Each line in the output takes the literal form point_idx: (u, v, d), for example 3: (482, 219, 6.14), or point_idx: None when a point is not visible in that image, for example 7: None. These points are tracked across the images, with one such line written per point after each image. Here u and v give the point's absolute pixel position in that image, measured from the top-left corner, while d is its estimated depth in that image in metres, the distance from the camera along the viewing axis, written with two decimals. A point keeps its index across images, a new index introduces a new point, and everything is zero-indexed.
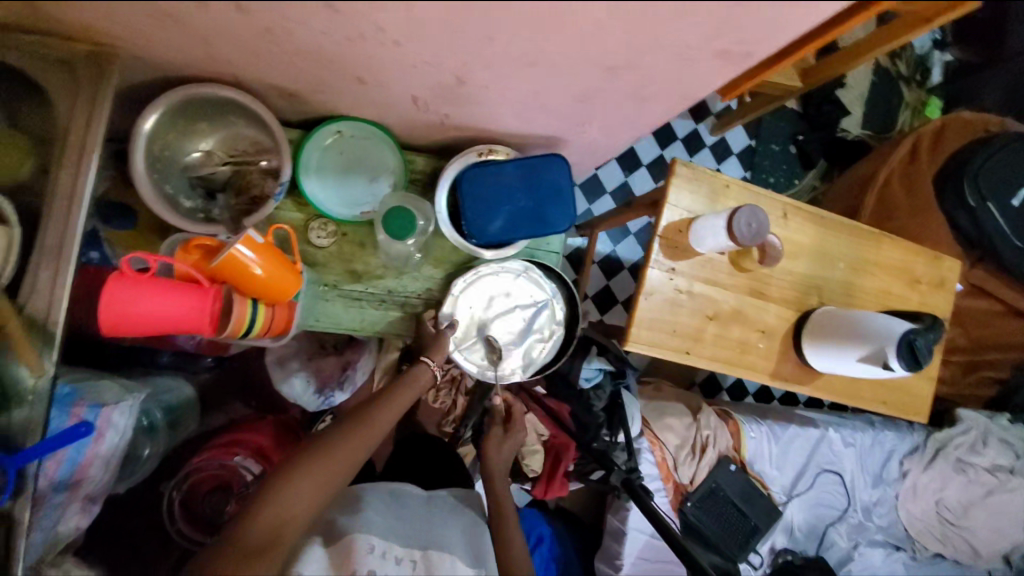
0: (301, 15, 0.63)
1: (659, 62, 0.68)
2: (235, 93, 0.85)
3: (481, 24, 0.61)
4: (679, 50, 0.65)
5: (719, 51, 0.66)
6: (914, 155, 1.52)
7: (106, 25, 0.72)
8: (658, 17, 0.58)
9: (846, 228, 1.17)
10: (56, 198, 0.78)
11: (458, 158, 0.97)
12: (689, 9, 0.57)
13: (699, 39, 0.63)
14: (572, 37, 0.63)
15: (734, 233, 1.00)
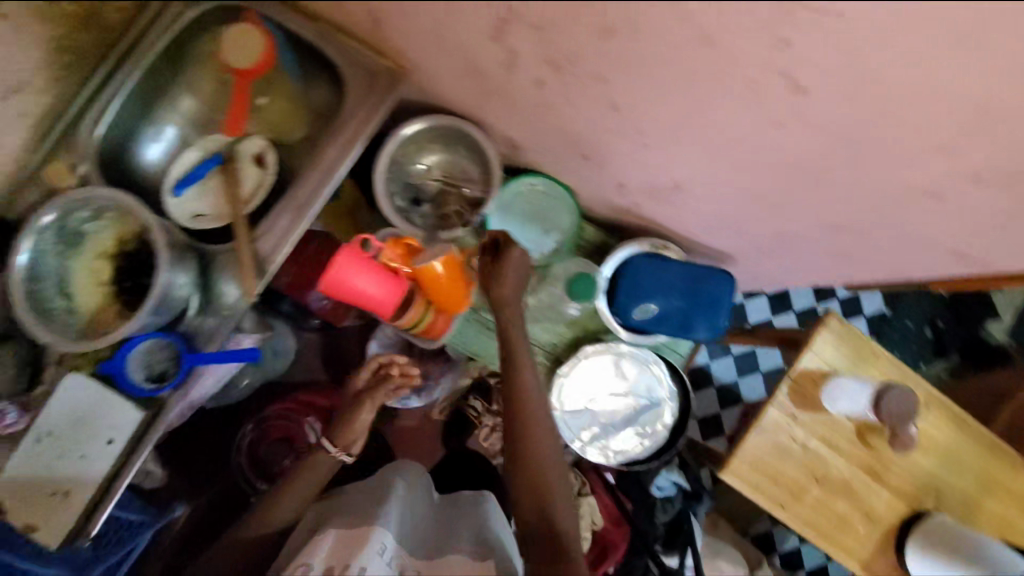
0: (585, 100, 0.75)
1: None
2: (473, 129, 1.01)
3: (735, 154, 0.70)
4: None
5: None
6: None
7: (419, 55, 0.89)
8: None
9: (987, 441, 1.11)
10: (317, 167, 0.95)
11: (633, 243, 1.03)
12: None
13: None
14: None
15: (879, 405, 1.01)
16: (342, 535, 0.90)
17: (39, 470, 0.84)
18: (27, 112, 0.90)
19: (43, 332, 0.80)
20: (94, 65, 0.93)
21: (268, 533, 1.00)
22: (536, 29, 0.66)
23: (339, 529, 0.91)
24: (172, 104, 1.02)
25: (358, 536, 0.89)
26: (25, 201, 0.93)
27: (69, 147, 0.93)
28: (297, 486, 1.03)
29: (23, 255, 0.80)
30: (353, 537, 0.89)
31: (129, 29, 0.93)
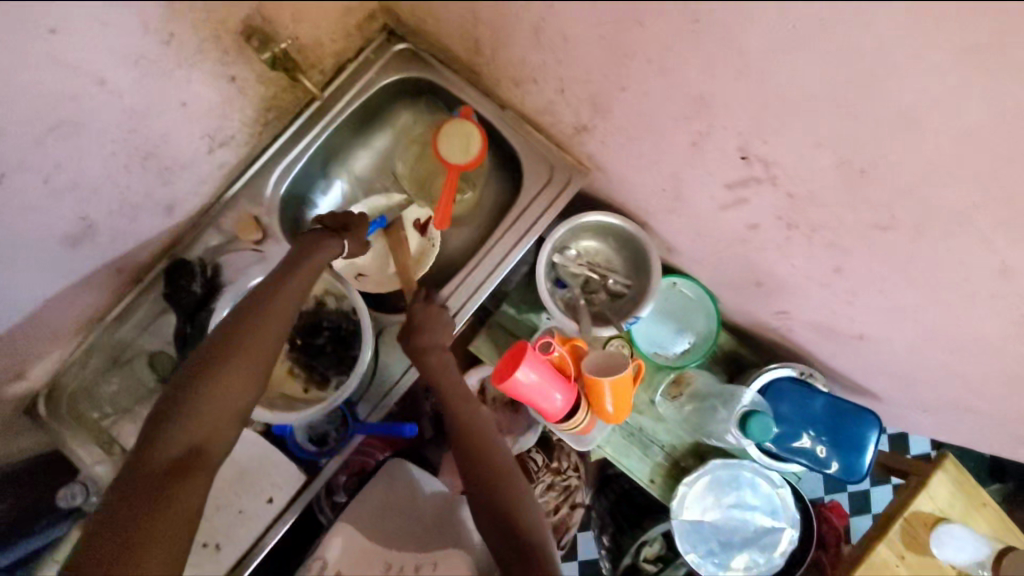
0: (798, 253, 0.76)
1: None
2: (635, 230, 1.02)
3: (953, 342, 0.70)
4: None
5: None
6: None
7: (613, 163, 0.90)
8: None
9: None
10: (490, 255, 0.98)
11: (775, 367, 1.05)
12: None
13: None
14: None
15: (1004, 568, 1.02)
16: (364, 548, 0.87)
17: None
18: (224, 163, 0.91)
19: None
20: (290, 120, 0.96)
21: (192, 445, 0.67)
22: (791, 199, 0.67)
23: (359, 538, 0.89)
24: (344, 163, 1.05)
25: (369, 553, 0.86)
26: (202, 246, 0.94)
27: (254, 199, 0.95)
28: (240, 361, 0.71)
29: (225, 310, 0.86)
30: (366, 555, 0.86)
31: (327, 93, 0.96)
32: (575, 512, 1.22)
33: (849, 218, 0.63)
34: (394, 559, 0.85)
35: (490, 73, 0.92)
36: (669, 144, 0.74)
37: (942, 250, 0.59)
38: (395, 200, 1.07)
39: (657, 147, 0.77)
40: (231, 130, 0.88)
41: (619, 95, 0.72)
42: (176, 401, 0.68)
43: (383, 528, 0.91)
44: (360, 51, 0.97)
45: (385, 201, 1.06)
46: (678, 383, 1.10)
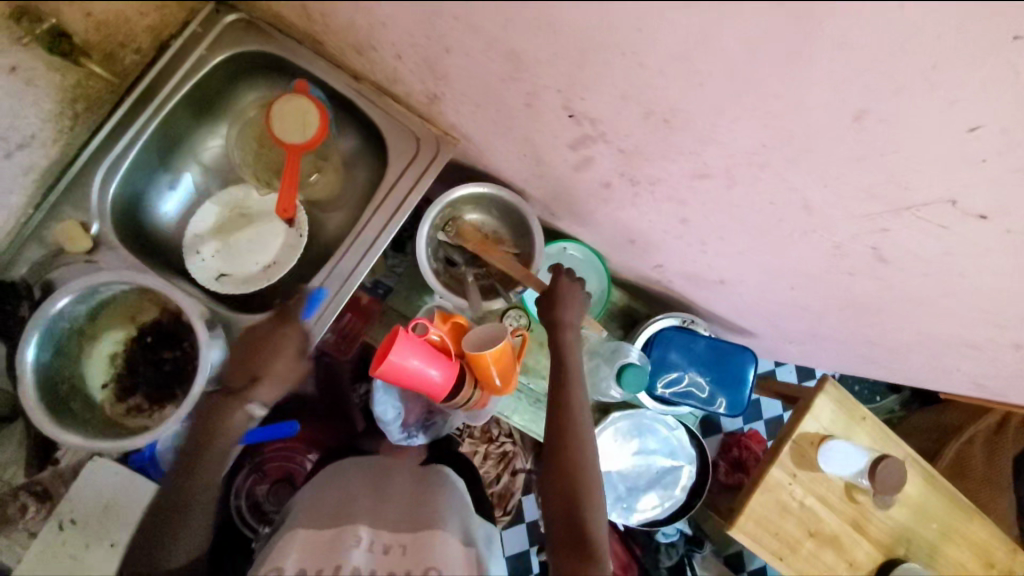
0: (650, 207, 0.76)
1: (907, 346, 0.79)
2: (511, 197, 1.00)
3: (792, 278, 0.74)
4: (932, 345, 0.77)
5: (966, 356, 0.76)
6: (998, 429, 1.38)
7: (471, 129, 0.87)
8: (942, 328, 0.70)
9: (944, 490, 1.25)
10: (359, 237, 0.94)
11: (663, 316, 1.08)
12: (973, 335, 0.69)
13: (958, 347, 0.75)
14: (856, 312, 0.74)
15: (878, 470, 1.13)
16: (311, 543, 0.75)
17: (62, 561, 0.80)
18: (31, 166, 0.81)
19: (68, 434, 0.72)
20: (109, 109, 0.86)
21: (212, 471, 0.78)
22: (624, 154, 0.66)
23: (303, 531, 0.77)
24: (192, 153, 0.97)
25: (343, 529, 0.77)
26: (25, 262, 0.84)
27: (78, 205, 0.84)
28: (240, 404, 0.80)
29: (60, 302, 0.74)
30: (332, 541, 0.75)
31: (149, 75, 0.85)
32: (516, 478, 1.31)
33: (674, 169, 0.63)
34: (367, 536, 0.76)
35: (330, 43, 0.85)
36: (510, 108, 0.72)
37: (756, 195, 0.60)
38: (252, 192, 1.00)
39: (501, 111, 0.74)
40: (28, 129, 0.77)
41: (446, 57, 0.68)
42: (195, 436, 0.78)
43: (345, 514, 0.81)
44: (184, 24, 0.86)
45: (244, 194, 1.00)
46: None
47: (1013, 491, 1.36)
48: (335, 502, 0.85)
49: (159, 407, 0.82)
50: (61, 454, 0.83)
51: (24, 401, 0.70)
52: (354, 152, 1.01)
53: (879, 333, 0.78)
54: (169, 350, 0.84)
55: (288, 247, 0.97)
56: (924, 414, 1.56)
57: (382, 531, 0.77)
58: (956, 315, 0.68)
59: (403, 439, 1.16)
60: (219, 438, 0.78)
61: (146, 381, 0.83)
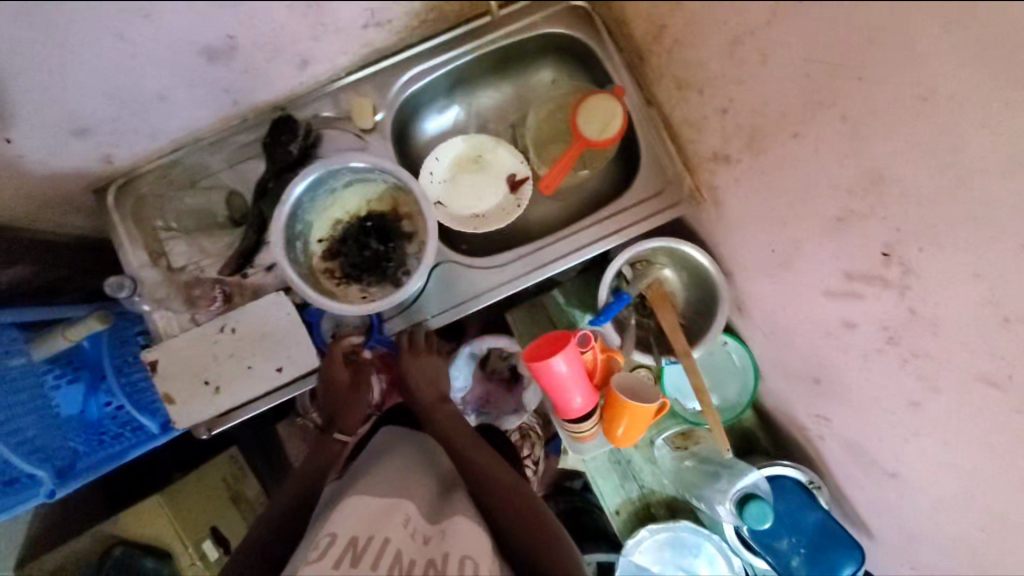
0: (880, 370, 0.73)
1: None
2: (717, 273, 0.99)
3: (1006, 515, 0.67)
4: None
5: None
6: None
7: (732, 201, 0.87)
8: None
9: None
10: (571, 237, 0.97)
11: (790, 465, 1.01)
12: None
13: None
14: None
15: None
16: (362, 511, 0.68)
17: (205, 355, 0.88)
18: (369, 42, 0.89)
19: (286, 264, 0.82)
20: (445, 30, 0.94)
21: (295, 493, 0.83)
22: (911, 315, 0.63)
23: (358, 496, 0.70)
24: (474, 93, 1.05)
25: (388, 506, 0.69)
26: (313, 111, 0.94)
27: (380, 89, 0.94)
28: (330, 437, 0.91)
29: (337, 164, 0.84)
30: (381, 513, 0.68)
31: (493, 15, 0.94)
32: None
33: (963, 355, 0.62)
34: (413, 517, 0.69)
35: (655, 66, 0.89)
36: (809, 212, 0.71)
37: None
38: (502, 147, 1.04)
39: (793, 209, 0.73)
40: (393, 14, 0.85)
41: (783, 141, 0.69)
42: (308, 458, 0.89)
43: (403, 484, 0.74)
44: None
45: (491, 144, 1.04)
46: (686, 437, 1.08)
47: None
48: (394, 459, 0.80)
49: (344, 283, 0.89)
50: (251, 271, 0.91)
51: (274, 221, 0.82)
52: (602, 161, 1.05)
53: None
54: (377, 242, 0.90)
55: (503, 210, 1.02)
56: None
57: (424, 519, 0.70)
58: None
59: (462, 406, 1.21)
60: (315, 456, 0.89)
61: (346, 256, 0.90)
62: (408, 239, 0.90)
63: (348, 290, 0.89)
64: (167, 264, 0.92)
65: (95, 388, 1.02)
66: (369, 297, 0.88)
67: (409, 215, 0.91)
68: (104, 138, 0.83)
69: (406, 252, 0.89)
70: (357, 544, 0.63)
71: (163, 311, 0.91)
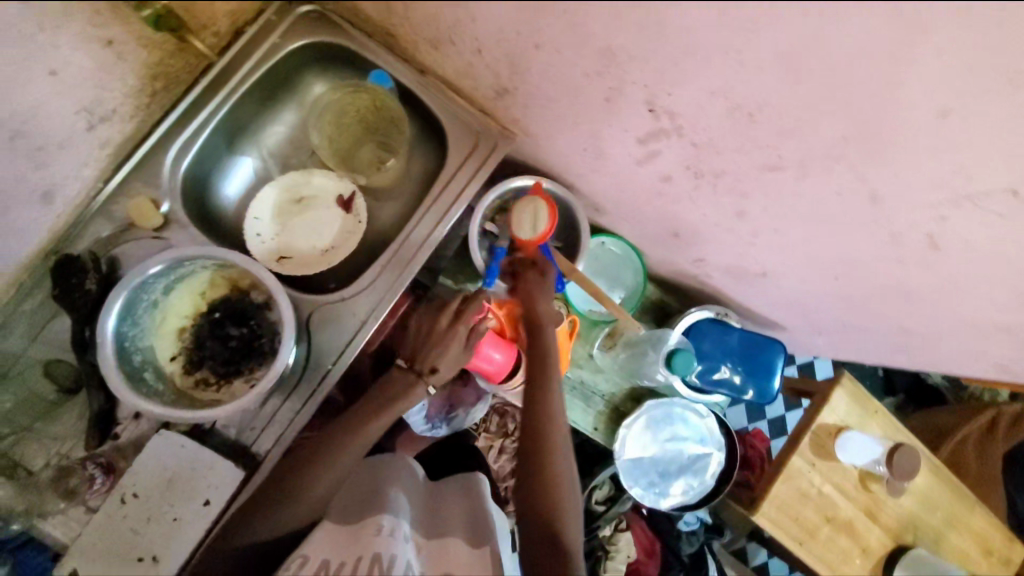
0: (707, 201, 0.82)
1: (938, 320, 0.87)
2: (560, 189, 1.06)
3: (844, 258, 0.79)
4: (963, 319, 0.84)
5: (1000, 327, 0.83)
6: (992, 430, 1.42)
7: (533, 123, 0.92)
8: (973, 300, 0.79)
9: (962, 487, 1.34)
10: (421, 223, 0.98)
11: (697, 309, 1.13)
12: (1003, 304, 0.77)
13: (984, 320, 0.82)
14: (899, 289, 0.81)
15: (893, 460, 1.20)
16: (333, 534, 0.80)
17: (121, 533, 0.80)
18: (108, 140, 0.82)
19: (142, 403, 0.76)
20: (186, 92, 0.87)
21: (262, 544, 0.80)
22: (696, 148, 0.72)
23: (329, 523, 0.82)
24: (256, 138, 0.99)
25: (358, 530, 0.79)
26: (93, 235, 0.84)
27: (149, 181, 0.85)
28: (331, 477, 0.84)
29: (139, 276, 0.79)
30: (353, 534, 0.79)
31: (223, 61, 0.87)
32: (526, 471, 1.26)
33: (743, 162, 0.70)
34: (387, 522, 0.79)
35: (405, 37, 0.88)
36: (586, 104, 0.77)
37: (827, 185, 0.68)
38: (315, 176, 1.01)
39: (576, 106, 0.79)
40: (111, 104, 0.78)
41: (533, 53, 0.73)
42: (286, 480, 0.82)
43: (369, 501, 0.85)
44: (259, 12, 0.88)
45: (303, 179, 1.01)
46: (612, 335, 1.16)
47: (1007, 488, 1.42)
48: (361, 487, 0.89)
49: (224, 383, 0.85)
50: (121, 428, 0.83)
51: (102, 365, 0.75)
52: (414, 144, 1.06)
53: (915, 318, 0.88)
54: (236, 327, 0.86)
55: (345, 232, 1.01)
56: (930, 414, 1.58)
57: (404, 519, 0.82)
58: (990, 300, 0.77)
59: (427, 430, 1.20)
60: (301, 494, 0.81)
61: (212, 357, 0.86)
62: (264, 308, 0.87)
63: (234, 384, 0.84)
64: (25, 471, 0.82)
65: None
66: (255, 381, 0.84)
67: (254, 285, 0.87)
68: None
69: (269, 321, 0.86)
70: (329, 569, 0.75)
71: (48, 517, 0.81)
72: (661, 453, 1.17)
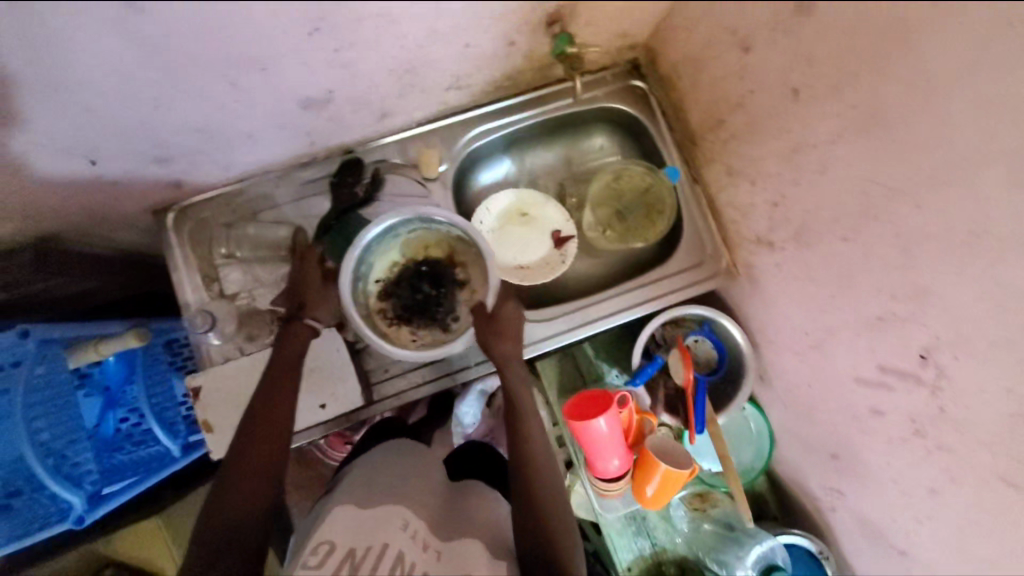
0: (902, 457, 0.79)
1: None
2: (744, 345, 1.05)
3: None
4: None
5: None
6: None
7: (769, 282, 0.94)
8: None
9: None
10: (613, 296, 1.03)
11: (805, 535, 1.04)
12: None
13: None
14: None
15: None
16: (357, 517, 0.74)
17: (249, 388, 0.88)
18: (446, 101, 0.94)
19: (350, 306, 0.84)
20: (515, 95, 1.01)
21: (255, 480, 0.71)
22: (940, 412, 0.70)
23: (355, 506, 0.76)
24: (530, 152, 1.12)
25: (375, 520, 0.74)
26: (382, 155, 0.98)
27: (448, 142, 0.99)
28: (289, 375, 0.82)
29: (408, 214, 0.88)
30: (378, 522, 0.74)
31: (555, 88, 1.02)
32: None
33: (982, 458, 0.67)
34: (409, 520, 0.75)
35: (707, 152, 0.97)
36: (849, 306, 0.78)
37: None
38: (551, 205, 1.10)
39: (834, 301, 0.80)
40: (476, 79, 0.90)
41: (836, 242, 0.76)
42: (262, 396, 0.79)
43: (385, 492, 0.80)
44: (603, 69, 1.03)
45: (540, 201, 1.09)
46: (704, 499, 1.12)
47: None
48: (379, 475, 0.84)
49: (395, 324, 0.92)
50: None
51: (346, 261, 0.84)
52: None
53: None
54: (430, 286, 0.94)
55: (545, 263, 1.08)
56: None
57: (422, 524, 0.76)
58: None
59: None
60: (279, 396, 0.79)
61: (399, 298, 0.93)
62: (459, 286, 0.94)
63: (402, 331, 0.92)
64: (219, 288, 0.94)
65: (113, 405, 1.02)
66: (419, 340, 0.92)
67: (464, 264, 0.95)
68: (182, 166, 0.86)
69: (456, 300, 0.94)
70: (354, 554, 0.69)
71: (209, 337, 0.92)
72: None
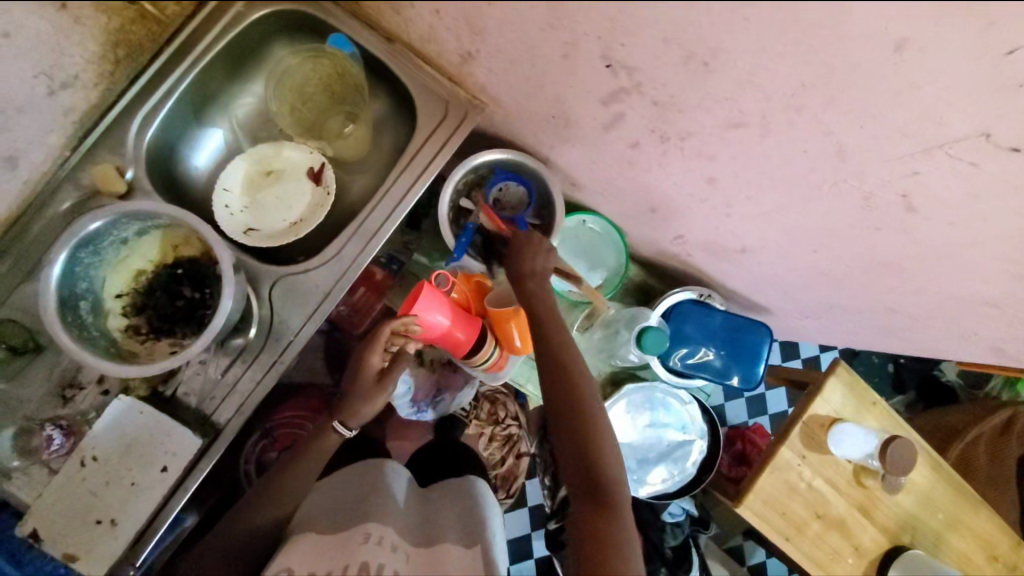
0: (673, 168, 0.79)
1: (929, 290, 0.80)
2: (536, 165, 1.01)
3: (820, 224, 0.75)
4: (947, 290, 0.79)
5: (991, 295, 0.76)
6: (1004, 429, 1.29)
7: (500, 92, 0.88)
8: (961, 259, 0.72)
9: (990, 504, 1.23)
10: (386, 197, 0.94)
11: (680, 290, 1.07)
12: (988, 261, 0.71)
13: (973, 287, 0.77)
14: (878, 251, 0.75)
15: (890, 456, 1.10)
16: (315, 547, 0.76)
17: (81, 497, 0.81)
18: (72, 107, 0.82)
19: (73, 343, 0.74)
20: (149, 59, 0.84)
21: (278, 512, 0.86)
22: (657, 106, 0.68)
23: (316, 533, 0.79)
24: (226, 107, 0.98)
25: (341, 541, 0.76)
26: (58, 206, 0.85)
27: (114, 150, 0.85)
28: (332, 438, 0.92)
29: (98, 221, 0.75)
30: (338, 545, 0.76)
31: (189, 28, 0.84)
32: (521, 461, 1.24)
33: (705, 119, 0.66)
34: (374, 531, 0.78)
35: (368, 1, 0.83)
36: (546, 65, 0.73)
37: (789, 144, 0.64)
38: (286, 150, 0.98)
39: (537, 68, 0.75)
40: (73, 68, 0.78)
41: (486, 8, 0.68)
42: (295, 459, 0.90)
43: (344, 519, 0.83)
44: None
45: (274, 152, 0.98)
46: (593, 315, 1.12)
47: (1016, 494, 1.26)
48: (350, 496, 0.89)
49: (152, 338, 0.84)
50: (81, 394, 0.85)
51: (39, 298, 0.72)
52: (386, 123, 1.03)
53: (898, 290, 0.83)
54: (191, 288, 0.85)
55: (308, 203, 0.97)
56: (956, 412, 1.39)
57: (392, 531, 0.80)
58: (979, 260, 0.71)
59: (412, 412, 1.17)
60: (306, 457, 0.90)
61: (154, 308, 0.85)
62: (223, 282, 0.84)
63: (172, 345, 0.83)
64: None
65: None
66: (179, 350, 0.82)
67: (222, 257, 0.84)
68: None
69: (220, 296, 0.84)
70: None
71: (13, 477, 0.83)
72: (641, 440, 1.12)
